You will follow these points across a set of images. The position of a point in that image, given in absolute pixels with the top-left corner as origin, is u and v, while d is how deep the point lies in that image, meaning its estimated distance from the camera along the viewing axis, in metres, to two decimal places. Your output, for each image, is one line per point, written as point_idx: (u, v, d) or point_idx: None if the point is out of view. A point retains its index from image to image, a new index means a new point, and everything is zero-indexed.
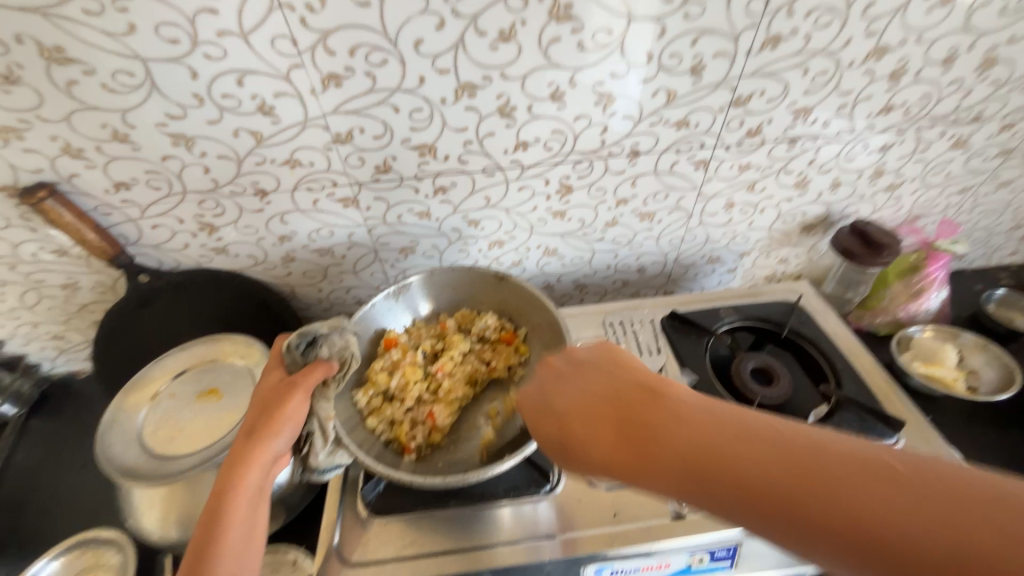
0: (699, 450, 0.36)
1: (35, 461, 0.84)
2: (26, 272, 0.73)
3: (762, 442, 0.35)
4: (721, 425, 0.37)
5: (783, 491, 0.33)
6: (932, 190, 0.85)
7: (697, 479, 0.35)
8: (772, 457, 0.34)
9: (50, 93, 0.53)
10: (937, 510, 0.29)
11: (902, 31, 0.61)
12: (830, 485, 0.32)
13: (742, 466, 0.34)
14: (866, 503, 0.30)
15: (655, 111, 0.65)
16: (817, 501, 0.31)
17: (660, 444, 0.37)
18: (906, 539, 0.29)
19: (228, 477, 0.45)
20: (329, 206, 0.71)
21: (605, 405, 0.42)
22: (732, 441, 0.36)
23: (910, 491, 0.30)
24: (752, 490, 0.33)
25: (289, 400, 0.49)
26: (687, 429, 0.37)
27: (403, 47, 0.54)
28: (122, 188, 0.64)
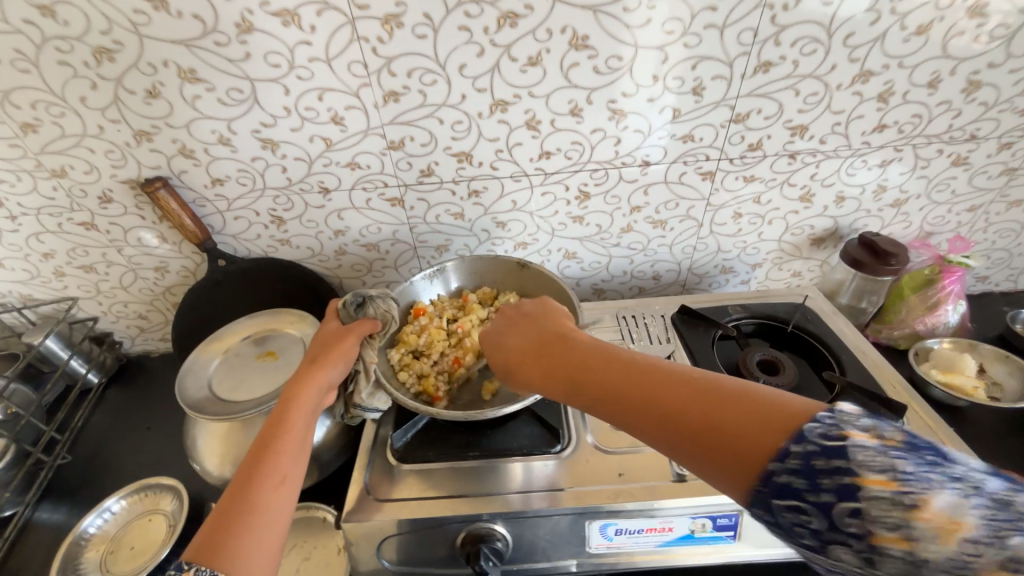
0: (597, 377, 0.48)
1: (107, 424, 0.96)
2: (129, 255, 0.88)
3: (636, 368, 0.46)
4: (620, 362, 0.48)
5: (652, 405, 0.43)
6: (940, 207, 0.89)
7: (575, 388, 0.49)
8: (623, 372, 0.46)
9: (178, 104, 0.69)
10: (741, 416, 0.38)
11: (883, 57, 0.69)
12: (656, 388, 0.44)
13: (612, 387, 0.46)
14: (700, 411, 0.40)
15: (662, 126, 0.75)
16: (667, 409, 0.42)
17: (571, 372, 0.50)
18: (716, 437, 0.39)
19: (292, 392, 0.54)
20: (379, 204, 0.83)
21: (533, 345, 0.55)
22: (626, 373, 0.46)
23: (738, 406, 0.39)
24: (630, 404, 0.44)
25: (346, 341, 0.60)
26: (593, 363, 0.49)
27: (450, 70, 0.67)
28: (217, 184, 0.78)
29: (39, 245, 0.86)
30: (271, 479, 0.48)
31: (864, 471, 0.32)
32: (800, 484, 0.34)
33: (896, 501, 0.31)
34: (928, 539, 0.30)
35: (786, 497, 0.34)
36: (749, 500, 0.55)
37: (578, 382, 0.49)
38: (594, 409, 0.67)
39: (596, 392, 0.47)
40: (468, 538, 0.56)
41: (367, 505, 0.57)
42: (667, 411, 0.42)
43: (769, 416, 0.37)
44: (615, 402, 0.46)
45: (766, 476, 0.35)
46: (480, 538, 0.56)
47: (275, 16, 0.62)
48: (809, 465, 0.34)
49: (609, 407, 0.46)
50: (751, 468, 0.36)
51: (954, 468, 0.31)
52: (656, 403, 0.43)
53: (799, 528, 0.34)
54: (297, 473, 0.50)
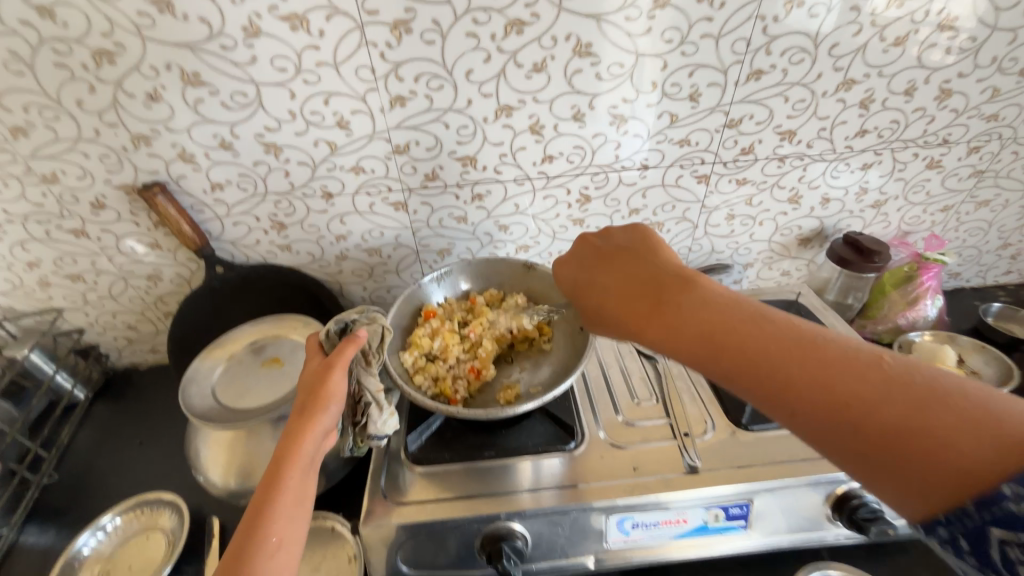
0: (756, 360, 0.45)
1: (94, 440, 0.92)
2: (120, 263, 0.86)
3: (803, 345, 0.44)
4: (789, 346, 0.44)
5: (833, 397, 0.41)
6: (916, 208, 0.94)
7: (722, 355, 0.46)
8: (792, 348, 0.44)
9: (179, 108, 0.68)
10: (949, 427, 0.37)
11: (864, 67, 0.74)
12: (831, 369, 0.42)
13: (776, 363, 0.44)
14: (904, 415, 0.38)
15: (661, 130, 0.78)
16: (855, 406, 0.40)
17: (720, 350, 0.47)
18: (919, 447, 0.37)
19: (285, 446, 0.53)
20: (382, 209, 0.83)
21: (654, 310, 0.52)
22: (794, 357, 0.44)
23: (949, 415, 0.37)
24: (799, 391, 0.42)
25: (329, 377, 0.57)
26: (751, 344, 0.46)
27: (457, 75, 0.68)
28: (217, 189, 0.77)
29: (24, 254, 0.82)
30: (269, 544, 0.47)
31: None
32: (1022, 509, 0.32)
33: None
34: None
35: (1012, 527, 0.33)
36: (757, 489, 0.57)
37: (726, 360, 0.46)
38: (605, 405, 0.68)
39: (754, 374, 0.45)
40: (488, 537, 0.56)
41: (385, 509, 0.57)
42: (851, 405, 0.40)
43: (984, 431, 0.36)
44: (783, 387, 0.43)
45: (983, 497, 0.34)
46: (500, 538, 0.56)
47: (283, 21, 0.62)
48: (986, 491, 0.34)
49: (769, 391, 0.44)
50: (962, 486, 0.35)
51: None
52: (837, 392, 0.41)
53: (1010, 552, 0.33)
54: (297, 531, 0.50)
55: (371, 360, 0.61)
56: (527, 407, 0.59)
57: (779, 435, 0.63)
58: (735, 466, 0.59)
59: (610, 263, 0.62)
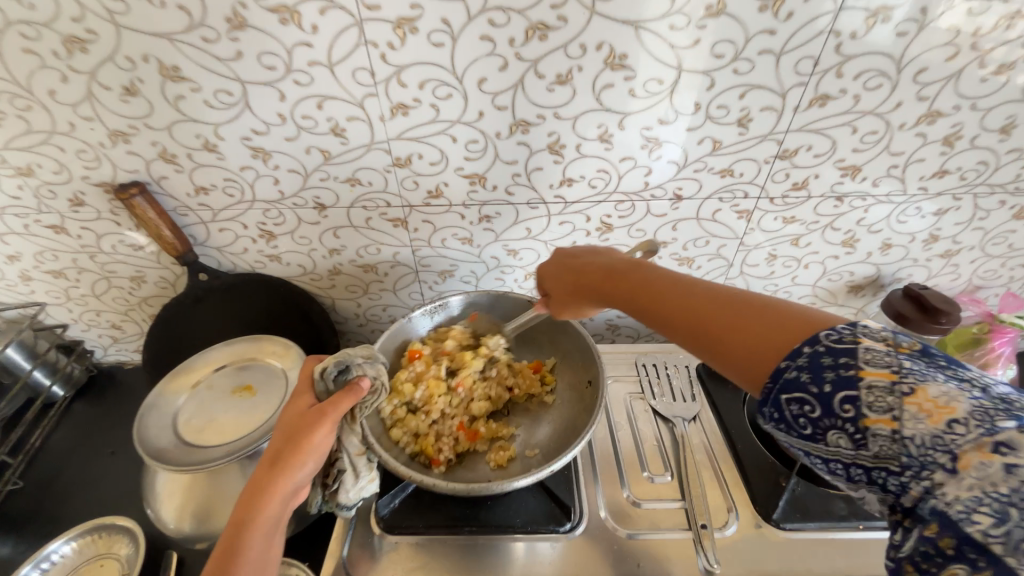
0: (620, 274, 0.51)
1: (69, 444, 0.88)
2: (102, 262, 0.80)
3: (669, 273, 0.48)
4: (651, 266, 0.49)
5: (669, 295, 0.45)
6: (993, 261, 0.81)
7: (607, 284, 0.52)
8: (660, 275, 0.48)
9: (159, 105, 0.61)
10: (754, 314, 0.40)
11: (955, 98, 0.61)
12: (685, 287, 0.45)
13: (643, 285, 0.48)
14: (720, 308, 0.41)
15: (700, 158, 0.67)
16: (682, 299, 0.44)
17: (600, 273, 0.53)
18: (725, 326, 0.40)
19: (248, 510, 0.44)
20: (380, 224, 0.75)
21: (569, 256, 0.58)
22: (652, 271, 0.49)
23: (758, 307, 0.40)
24: (646, 291, 0.47)
25: (315, 428, 0.48)
26: (620, 266, 0.52)
27: (468, 84, 0.59)
28: (202, 192, 0.70)
29: (4, 247, 0.78)
30: None
31: (867, 366, 0.33)
32: (804, 377, 0.35)
33: (894, 392, 0.32)
34: (914, 421, 0.31)
35: (789, 391, 0.35)
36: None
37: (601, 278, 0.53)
38: (610, 478, 0.61)
39: (616, 286, 0.51)
40: None
41: None
42: (682, 302, 0.44)
43: (784, 318, 0.38)
44: (635, 293, 0.48)
45: (777, 373, 0.36)
46: None
47: (271, 12, 0.54)
48: (782, 371, 0.36)
49: (626, 296, 0.49)
50: (761, 361, 0.38)
51: (959, 372, 0.32)
52: (673, 290, 0.45)
53: (800, 417, 0.35)
54: None
55: (357, 420, 0.52)
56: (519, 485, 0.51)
57: (816, 539, 0.54)
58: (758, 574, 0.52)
59: (573, 245, 0.61)
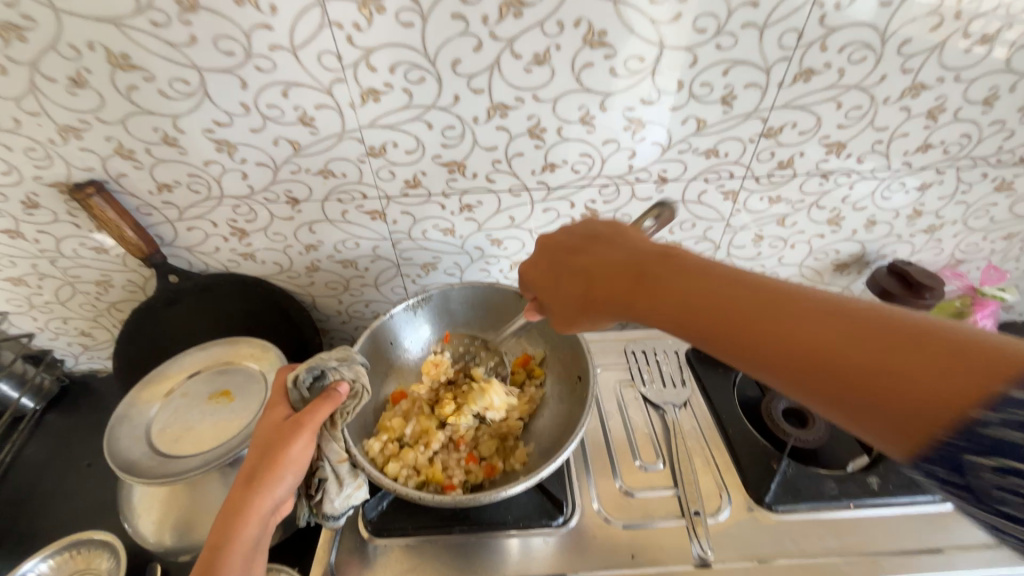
0: (681, 293, 0.41)
1: (43, 457, 0.84)
2: (64, 267, 0.76)
3: (767, 297, 0.37)
4: (721, 281, 0.40)
5: (764, 328, 0.36)
6: (975, 234, 0.82)
7: (685, 318, 0.40)
8: (758, 300, 0.37)
9: (110, 97, 0.57)
10: (903, 351, 0.31)
11: (939, 70, 0.60)
12: (797, 318, 0.35)
13: (741, 313, 0.37)
14: (849, 346, 0.32)
15: (684, 139, 0.65)
16: (786, 332, 0.35)
17: (648, 290, 0.42)
18: (864, 370, 0.32)
19: (225, 527, 0.44)
20: (357, 217, 0.72)
21: (597, 264, 0.48)
22: (725, 290, 0.39)
23: (897, 338, 0.31)
24: (727, 319, 0.38)
25: (291, 443, 0.48)
26: (678, 280, 0.41)
27: (441, 67, 0.57)
28: (165, 190, 0.67)
29: None
30: None
31: None
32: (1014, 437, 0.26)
33: None
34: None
35: (997, 455, 0.27)
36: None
37: (650, 297, 0.42)
38: (602, 469, 0.60)
39: (679, 311, 0.40)
40: None
41: None
42: (805, 341, 0.34)
43: (946, 353, 0.30)
44: (709, 320, 0.39)
45: (971, 429, 0.28)
46: None
47: None
48: (979, 426, 0.28)
49: (698, 325, 0.39)
50: (939, 419, 0.29)
51: None
52: (767, 320, 0.36)
53: (1005, 492, 0.28)
54: None
55: (339, 426, 0.52)
56: (511, 490, 0.51)
57: (808, 520, 0.55)
58: (752, 559, 0.52)
59: (586, 246, 0.51)
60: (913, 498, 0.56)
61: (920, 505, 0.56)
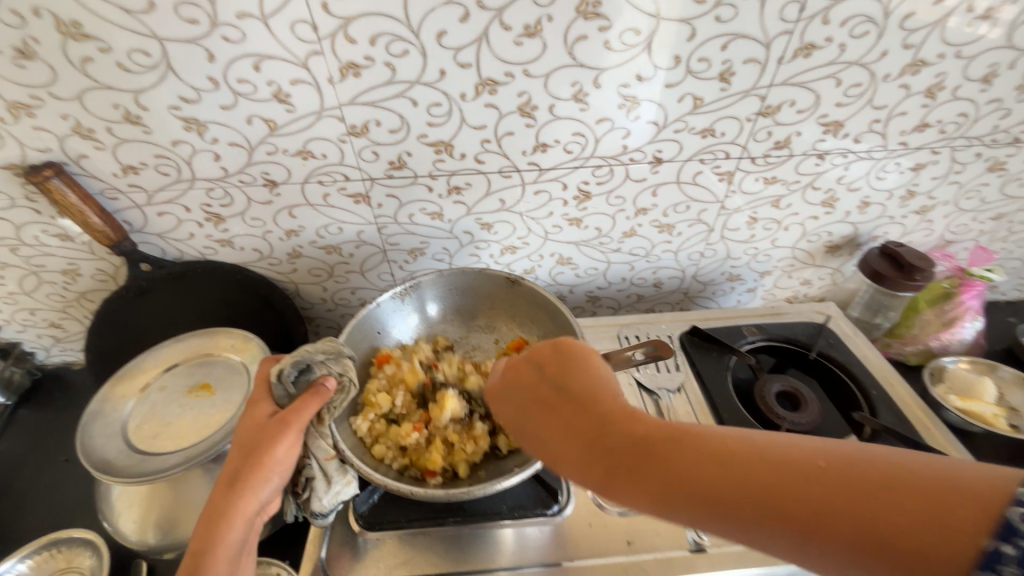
0: (686, 473, 0.36)
1: (18, 454, 0.81)
2: (27, 255, 0.71)
3: (753, 463, 0.34)
4: (715, 459, 0.35)
5: (783, 510, 0.32)
6: (965, 215, 0.81)
7: (677, 490, 0.35)
8: (746, 472, 0.34)
9: (63, 69, 0.53)
10: (914, 507, 0.29)
11: (940, 46, 0.59)
12: (789, 483, 0.33)
13: (734, 490, 0.34)
14: (865, 513, 0.30)
15: (680, 117, 0.63)
16: (802, 507, 0.32)
17: (649, 471, 0.37)
18: (894, 533, 0.29)
19: (208, 531, 0.43)
20: (339, 201, 0.68)
21: (575, 422, 0.42)
22: (723, 469, 0.35)
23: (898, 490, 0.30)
24: (742, 502, 0.33)
25: (276, 444, 0.46)
26: (673, 458, 0.36)
27: (425, 39, 0.53)
28: (131, 172, 0.62)
29: None
30: None
31: None
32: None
33: None
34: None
35: None
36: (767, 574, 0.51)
37: (653, 481, 0.36)
38: None
39: (696, 502, 0.35)
40: None
41: None
42: (808, 511, 0.32)
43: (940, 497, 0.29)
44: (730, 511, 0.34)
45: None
46: None
47: None
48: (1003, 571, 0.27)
49: (714, 509, 0.34)
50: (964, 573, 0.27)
51: None
52: (782, 500, 0.32)
53: None
54: None
55: (326, 423, 0.50)
56: (506, 482, 0.50)
57: None
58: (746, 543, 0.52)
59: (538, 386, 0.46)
60: None
61: None
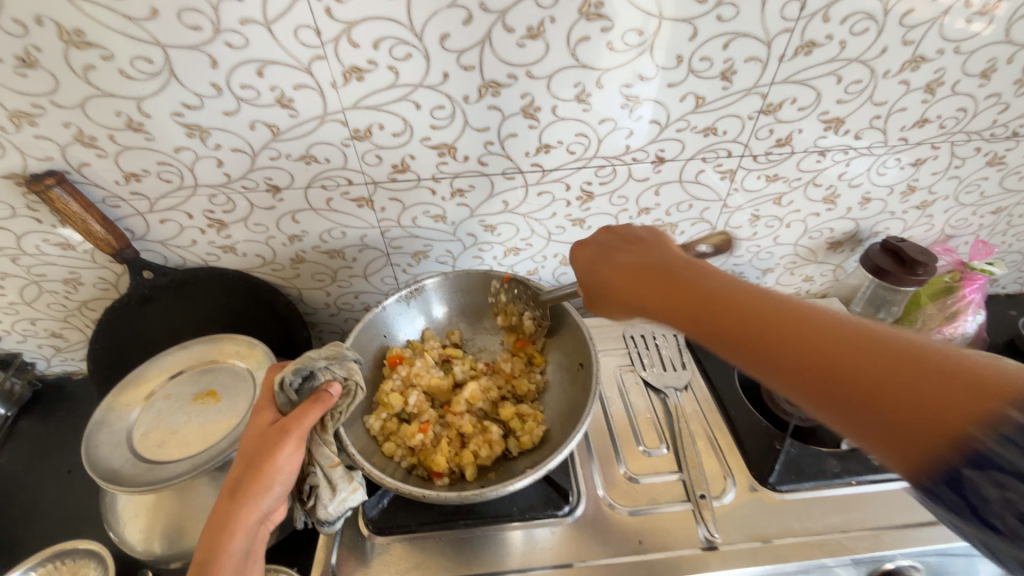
0: (736, 316, 0.39)
1: (20, 466, 0.80)
2: (28, 265, 0.71)
3: (797, 313, 0.37)
4: (770, 309, 0.38)
5: (813, 360, 0.34)
6: (965, 209, 0.82)
7: (711, 320, 0.39)
8: (786, 316, 0.37)
9: (65, 77, 0.52)
10: (937, 388, 0.31)
11: (939, 42, 0.59)
12: (821, 334, 0.35)
13: (766, 327, 0.37)
14: (877, 369, 0.32)
15: (682, 117, 0.63)
16: (834, 361, 0.34)
17: (699, 312, 0.40)
18: (904, 401, 0.31)
19: (212, 539, 0.43)
20: (342, 205, 0.68)
21: (644, 279, 0.45)
22: (774, 316, 0.37)
23: (936, 374, 0.31)
24: (783, 345, 0.36)
25: (276, 451, 0.45)
26: (728, 303, 0.39)
27: (428, 42, 0.53)
28: (133, 179, 0.62)
29: None
30: None
31: None
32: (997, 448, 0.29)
33: None
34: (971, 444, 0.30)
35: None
36: (779, 571, 0.51)
37: (701, 320, 0.40)
38: (606, 454, 0.60)
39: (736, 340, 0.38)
40: None
41: None
42: (824, 361, 0.34)
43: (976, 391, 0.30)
44: (763, 347, 0.37)
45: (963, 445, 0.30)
46: None
47: None
48: (968, 439, 0.29)
49: (736, 341, 0.38)
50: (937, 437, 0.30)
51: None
52: (818, 349, 0.35)
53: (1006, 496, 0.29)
54: None
55: (329, 429, 0.50)
56: (517, 483, 0.50)
57: (810, 498, 0.56)
58: (758, 539, 0.52)
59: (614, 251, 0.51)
60: None
61: None
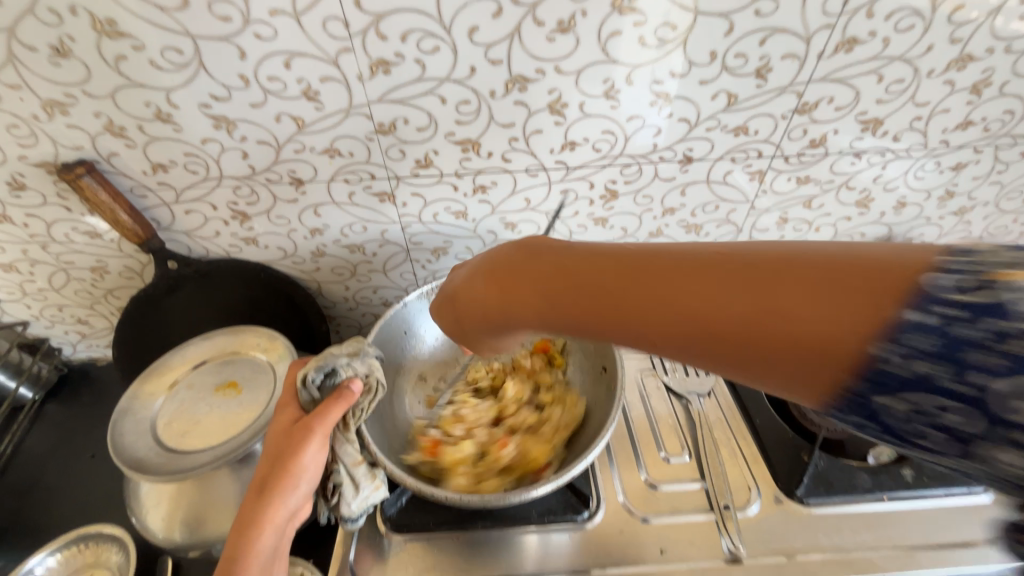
0: (541, 278, 0.35)
1: (46, 448, 0.82)
2: (57, 252, 0.72)
3: (648, 266, 0.30)
4: (577, 259, 0.34)
5: (627, 310, 0.30)
6: (1006, 216, 0.79)
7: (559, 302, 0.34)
8: (637, 270, 0.30)
9: (98, 67, 0.53)
10: (837, 298, 0.24)
11: (990, 40, 0.56)
12: (677, 280, 0.28)
13: (619, 290, 0.30)
14: (741, 306, 0.26)
15: (713, 115, 0.61)
16: (711, 309, 0.27)
17: (519, 289, 0.36)
18: (792, 328, 0.24)
19: (240, 537, 0.42)
20: (364, 200, 0.68)
21: (507, 262, 0.38)
22: (594, 268, 0.32)
23: (795, 274, 0.25)
24: (596, 300, 0.31)
25: (302, 449, 0.45)
26: (564, 262, 0.34)
27: (457, 35, 0.52)
28: (160, 170, 0.63)
29: None
30: None
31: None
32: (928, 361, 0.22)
33: None
34: None
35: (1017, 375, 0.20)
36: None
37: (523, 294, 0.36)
38: (627, 459, 0.59)
39: (558, 305, 0.34)
40: None
41: None
42: (684, 312, 0.28)
43: (869, 275, 0.24)
44: (614, 310, 0.31)
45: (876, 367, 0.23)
46: None
47: None
48: (878, 359, 0.23)
49: (602, 316, 0.31)
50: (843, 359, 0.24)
51: None
52: (669, 287, 0.29)
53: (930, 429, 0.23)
54: None
55: (351, 427, 0.50)
56: (539, 488, 0.49)
57: (839, 513, 0.54)
58: (783, 554, 0.51)
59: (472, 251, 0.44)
60: (948, 489, 0.55)
61: (957, 496, 0.55)
